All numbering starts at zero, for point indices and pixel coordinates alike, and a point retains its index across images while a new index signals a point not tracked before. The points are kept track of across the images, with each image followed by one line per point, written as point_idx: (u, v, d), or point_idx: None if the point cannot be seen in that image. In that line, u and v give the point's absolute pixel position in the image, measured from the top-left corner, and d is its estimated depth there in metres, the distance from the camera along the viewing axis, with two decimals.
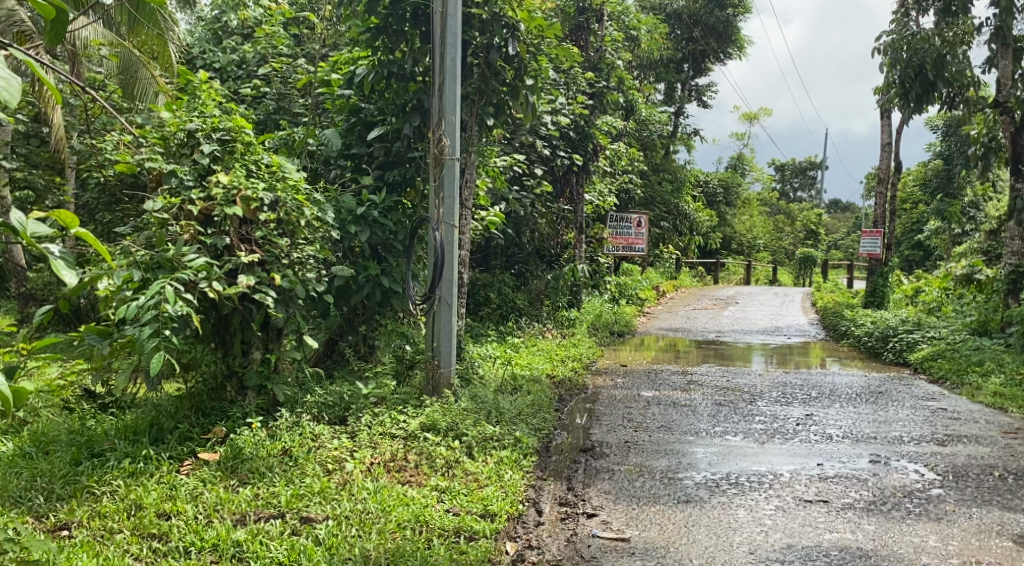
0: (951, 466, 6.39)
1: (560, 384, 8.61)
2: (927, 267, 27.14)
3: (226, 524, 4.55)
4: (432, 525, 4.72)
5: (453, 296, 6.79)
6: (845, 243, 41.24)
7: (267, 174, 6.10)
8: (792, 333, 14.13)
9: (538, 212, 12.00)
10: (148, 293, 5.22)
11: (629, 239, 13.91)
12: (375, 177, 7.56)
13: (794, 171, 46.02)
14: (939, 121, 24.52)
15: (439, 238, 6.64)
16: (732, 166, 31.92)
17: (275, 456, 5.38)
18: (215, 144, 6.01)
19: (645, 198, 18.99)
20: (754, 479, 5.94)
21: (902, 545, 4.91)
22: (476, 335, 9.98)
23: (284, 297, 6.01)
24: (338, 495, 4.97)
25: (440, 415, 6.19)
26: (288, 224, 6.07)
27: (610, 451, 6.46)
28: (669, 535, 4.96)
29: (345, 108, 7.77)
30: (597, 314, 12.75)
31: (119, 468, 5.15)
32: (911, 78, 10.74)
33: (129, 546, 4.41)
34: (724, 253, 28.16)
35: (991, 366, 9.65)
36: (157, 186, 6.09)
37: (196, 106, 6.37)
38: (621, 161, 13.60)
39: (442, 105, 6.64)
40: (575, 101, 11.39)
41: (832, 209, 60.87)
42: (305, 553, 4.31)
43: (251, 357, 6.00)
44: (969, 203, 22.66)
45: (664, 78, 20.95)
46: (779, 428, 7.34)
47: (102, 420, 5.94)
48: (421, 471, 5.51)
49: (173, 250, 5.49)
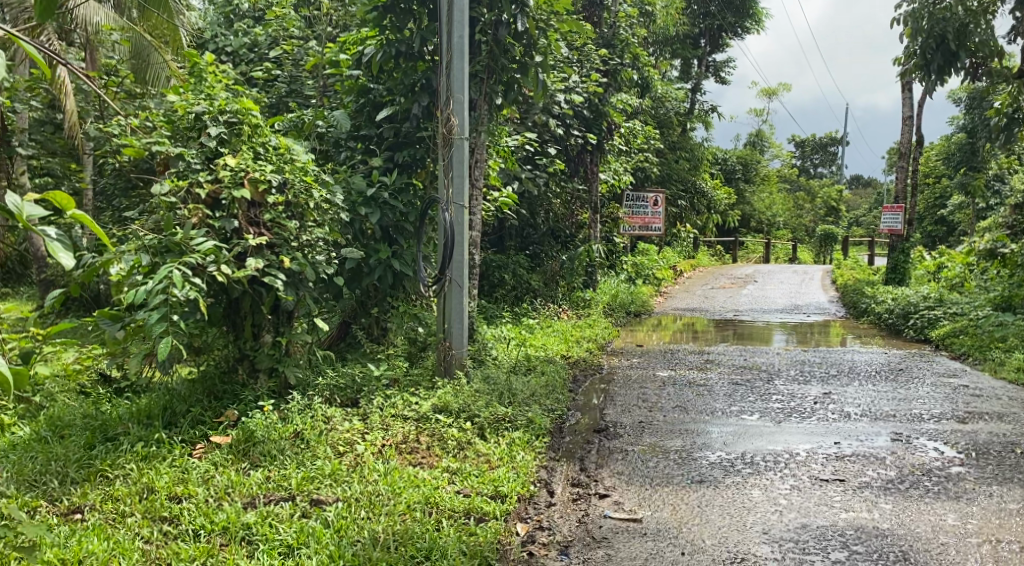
0: (972, 443, 6.30)
1: (574, 364, 8.57)
2: (950, 242, 26.81)
3: (236, 507, 4.54)
4: (442, 506, 4.69)
5: (464, 277, 6.76)
6: (867, 220, 40.83)
7: (276, 156, 6.09)
8: (812, 311, 13.99)
9: (552, 193, 11.77)
10: (156, 278, 5.21)
11: (645, 218, 13.81)
12: (386, 159, 7.48)
13: (814, 147, 45.57)
14: (963, 93, 24.11)
15: (448, 219, 6.60)
16: (751, 143, 31.58)
17: (286, 439, 5.38)
18: (222, 127, 5.95)
19: (663, 177, 18.84)
20: (769, 458, 5.89)
21: (919, 524, 4.80)
22: (490, 317, 9.95)
23: (295, 280, 6.02)
24: (349, 477, 4.95)
25: (452, 397, 6.18)
26: (297, 206, 6.07)
27: (624, 431, 6.43)
28: (682, 515, 4.91)
29: (355, 89, 7.65)
30: (613, 294, 12.68)
31: (132, 451, 5.18)
32: (932, 49, 10.45)
33: (140, 530, 4.39)
34: (743, 231, 27.99)
35: (1014, 342, 9.52)
36: (165, 169, 6.09)
37: (203, 88, 6.32)
38: (637, 139, 13.64)
39: (451, 84, 6.57)
40: (589, 78, 11.24)
41: (854, 186, 60.07)
42: (314, 536, 4.28)
43: (262, 341, 6.05)
44: (992, 176, 22.34)
45: (681, 54, 20.48)
46: (796, 407, 7.28)
47: (117, 404, 5.97)
48: (433, 452, 5.48)
49: (181, 234, 5.51)
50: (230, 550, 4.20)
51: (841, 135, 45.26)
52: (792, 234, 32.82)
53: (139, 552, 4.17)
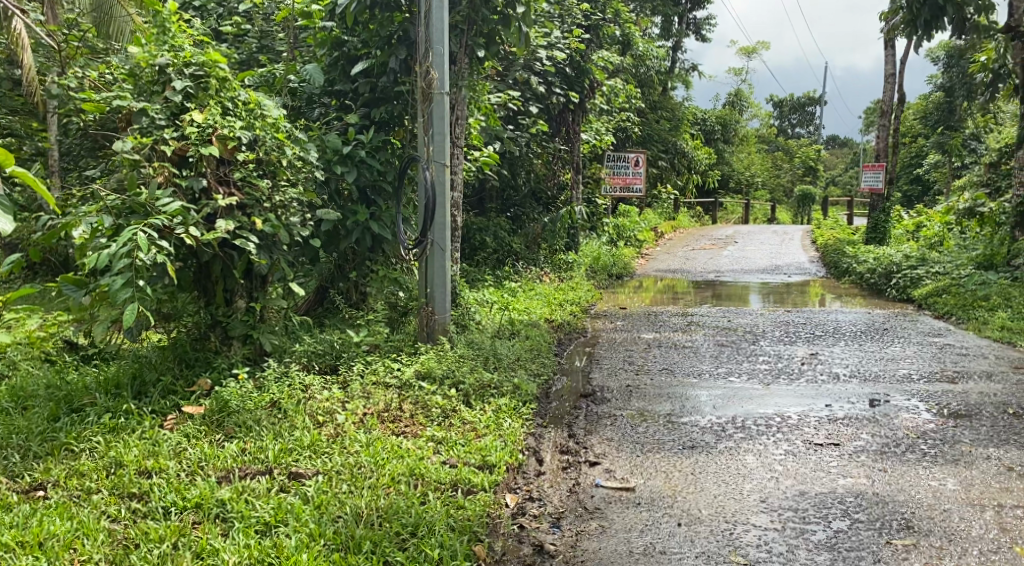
0: (963, 404, 6.18)
1: (558, 328, 8.34)
2: (926, 201, 26.82)
3: (209, 483, 4.28)
4: (428, 478, 4.46)
5: (446, 239, 6.49)
6: (844, 181, 40.83)
7: (245, 111, 5.75)
8: (792, 271, 13.85)
9: (533, 152, 11.46)
10: (119, 241, 4.90)
11: (626, 179, 13.63)
12: (362, 116, 7.16)
13: (792, 107, 45.34)
14: (942, 52, 24.01)
15: (429, 179, 6.31)
16: (730, 103, 31.23)
17: (262, 409, 5.13)
18: (187, 81, 5.59)
19: (643, 137, 18.53)
20: (761, 422, 5.72)
21: (919, 491, 4.64)
22: (471, 281, 9.70)
23: (267, 243, 5.73)
24: (329, 448, 4.72)
25: (435, 363, 5.95)
26: (269, 164, 5.77)
27: (611, 396, 6.24)
28: (676, 484, 4.72)
29: (328, 42, 7.29)
30: (595, 256, 12.47)
31: (99, 424, 4.91)
32: (920, 3, 10.38)
33: (107, 508, 4.13)
34: (722, 193, 27.78)
35: (998, 300, 9.43)
36: (128, 127, 5.64)
37: (167, 39, 5.94)
38: (618, 97, 13.37)
39: (430, 35, 6.25)
40: (571, 34, 10.93)
41: (831, 145, 60.00)
42: (293, 513, 4.04)
43: (235, 306, 5.78)
44: (969, 134, 22.33)
45: (660, 11, 19.89)
46: (784, 368, 7.14)
47: (83, 373, 5.69)
48: (416, 421, 5.26)
49: (146, 195, 5.20)
50: (203, 529, 3.94)
51: (819, 95, 45.11)
52: (770, 195, 32.71)
53: (106, 532, 3.92)
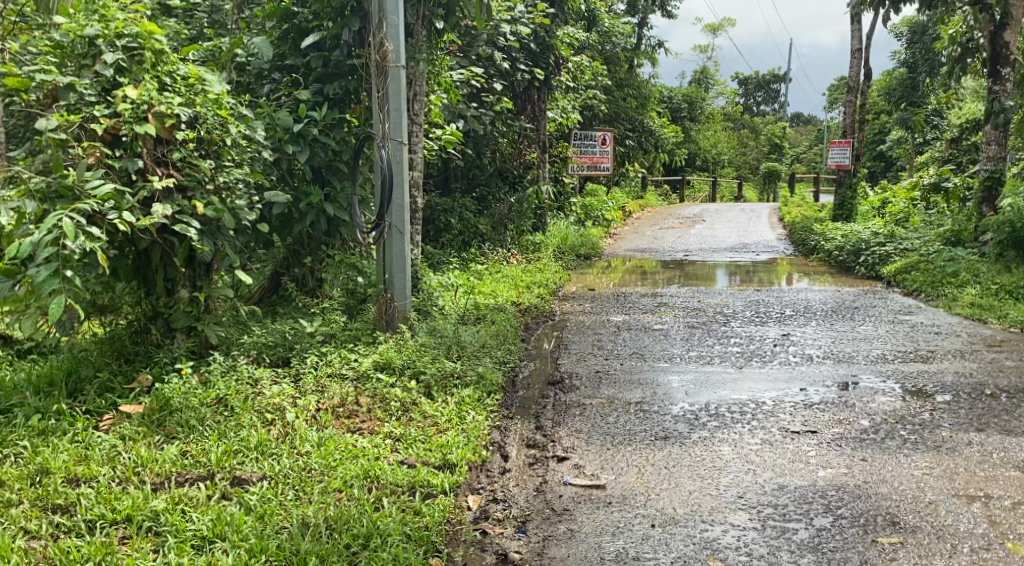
0: (939, 386, 5.99)
1: (525, 311, 8.04)
2: (890, 177, 26.79)
3: (142, 492, 3.94)
4: (383, 481, 4.16)
5: (405, 222, 6.16)
6: (810, 158, 40.81)
7: (185, 87, 5.37)
8: (760, 249, 13.66)
9: (498, 131, 11.11)
10: (43, 228, 4.51)
11: (595, 158, 13.24)
12: (314, 92, 6.78)
13: (757, 84, 45.16)
14: (905, 28, 23.92)
15: (385, 158, 5.96)
16: (697, 81, 30.96)
17: (207, 406, 4.78)
18: (119, 54, 5.19)
19: (611, 115, 18.20)
20: (735, 409, 5.48)
21: (902, 482, 4.43)
22: (436, 263, 9.37)
23: (210, 228, 5.36)
24: (278, 449, 4.39)
25: (394, 353, 5.63)
26: (211, 143, 5.39)
27: (580, 384, 5.97)
28: (648, 480, 4.46)
29: (276, 14, 6.92)
30: (562, 237, 12.19)
31: (26, 427, 4.53)
32: None
33: (26, 523, 3.76)
34: (689, 171, 27.55)
35: (966, 276, 9.25)
36: (52, 102, 5.17)
37: (98, 9, 5.51)
38: (584, 74, 13.02)
39: (383, 4, 5.88)
40: (534, 9, 10.55)
41: (795, 122, 60.08)
42: (233, 525, 3.72)
43: (177, 296, 5.41)
44: (932, 111, 22.28)
45: None
46: (756, 350, 6.91)
47: (13, 370, 5.29)
48: (374, 416, 4.95)
49: (73, 176, 4.81)
50: (132, 546, 3.61)
51: (783, 72, 45.04)
52: (737, 172, 32.56)
53: (20, 552, 3.56)
